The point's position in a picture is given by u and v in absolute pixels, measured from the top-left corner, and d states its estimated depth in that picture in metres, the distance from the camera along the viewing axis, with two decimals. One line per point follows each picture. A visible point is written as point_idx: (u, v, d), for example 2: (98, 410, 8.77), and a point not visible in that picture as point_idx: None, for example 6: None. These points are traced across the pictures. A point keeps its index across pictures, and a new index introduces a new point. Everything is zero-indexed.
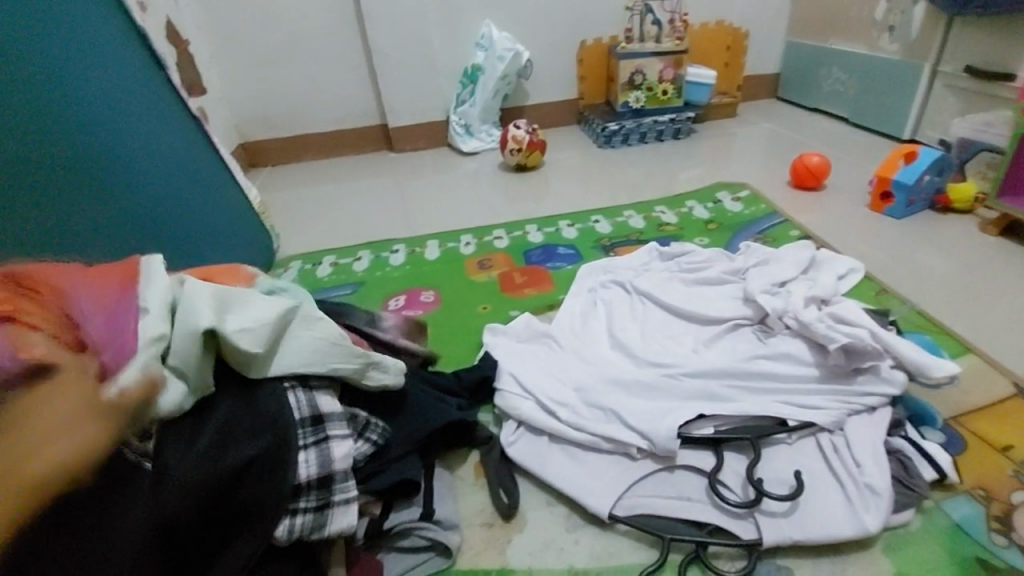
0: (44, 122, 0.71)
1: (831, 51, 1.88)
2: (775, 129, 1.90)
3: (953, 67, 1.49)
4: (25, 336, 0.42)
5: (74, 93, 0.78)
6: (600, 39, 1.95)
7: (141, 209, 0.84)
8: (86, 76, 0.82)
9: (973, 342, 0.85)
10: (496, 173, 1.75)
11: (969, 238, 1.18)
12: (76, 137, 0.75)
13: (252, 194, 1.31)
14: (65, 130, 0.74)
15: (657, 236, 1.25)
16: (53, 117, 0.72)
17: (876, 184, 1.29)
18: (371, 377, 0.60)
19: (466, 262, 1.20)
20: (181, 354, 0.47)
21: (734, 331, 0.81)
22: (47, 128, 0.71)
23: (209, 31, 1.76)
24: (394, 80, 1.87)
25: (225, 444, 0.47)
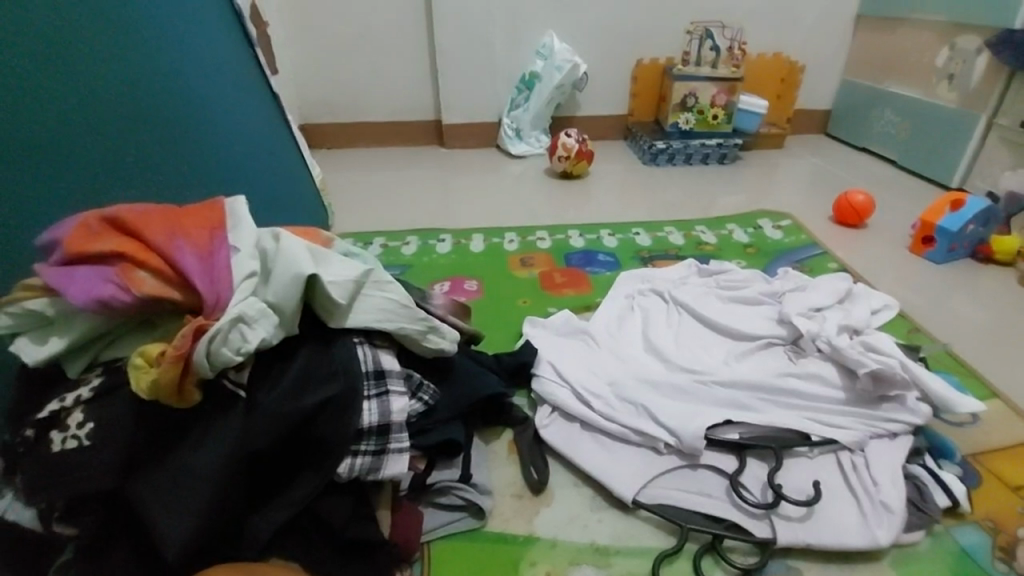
0: (150, 76, 0.78)
1: (886, 93, 1.89)
2: (821, 164, 1.92)
3: (1011, 119, 1.51)
4: (133, 274, 0.48)
5: (177, 55, 0.85)
6: (657, 59, 1.99)
7: (224, 166, 0.91)
8: (188, 42, 0.89)
9: (1002, 388, 0.87)
10: (542, 178, 1.81)
11: (1008, 290, 1.18)
12: (175, 93, 0.83)
13: (314, 171, 1.39)
14: (166, 87, 0.81)
15: (696, 254, 1.29)
16: (158, 73, 0.80)
17: (919, 228, 1.30)
18: (429, 344, 0.66)
19: (509, 258, 1.26)
20: (281, 294, 0.51)
21: (765, 349, 0.84)
22: (152, 81, 0.78)
23: (287, 17, 1.86)
24: (454, 78, 1.95)
25: (303, 384, 0.53)
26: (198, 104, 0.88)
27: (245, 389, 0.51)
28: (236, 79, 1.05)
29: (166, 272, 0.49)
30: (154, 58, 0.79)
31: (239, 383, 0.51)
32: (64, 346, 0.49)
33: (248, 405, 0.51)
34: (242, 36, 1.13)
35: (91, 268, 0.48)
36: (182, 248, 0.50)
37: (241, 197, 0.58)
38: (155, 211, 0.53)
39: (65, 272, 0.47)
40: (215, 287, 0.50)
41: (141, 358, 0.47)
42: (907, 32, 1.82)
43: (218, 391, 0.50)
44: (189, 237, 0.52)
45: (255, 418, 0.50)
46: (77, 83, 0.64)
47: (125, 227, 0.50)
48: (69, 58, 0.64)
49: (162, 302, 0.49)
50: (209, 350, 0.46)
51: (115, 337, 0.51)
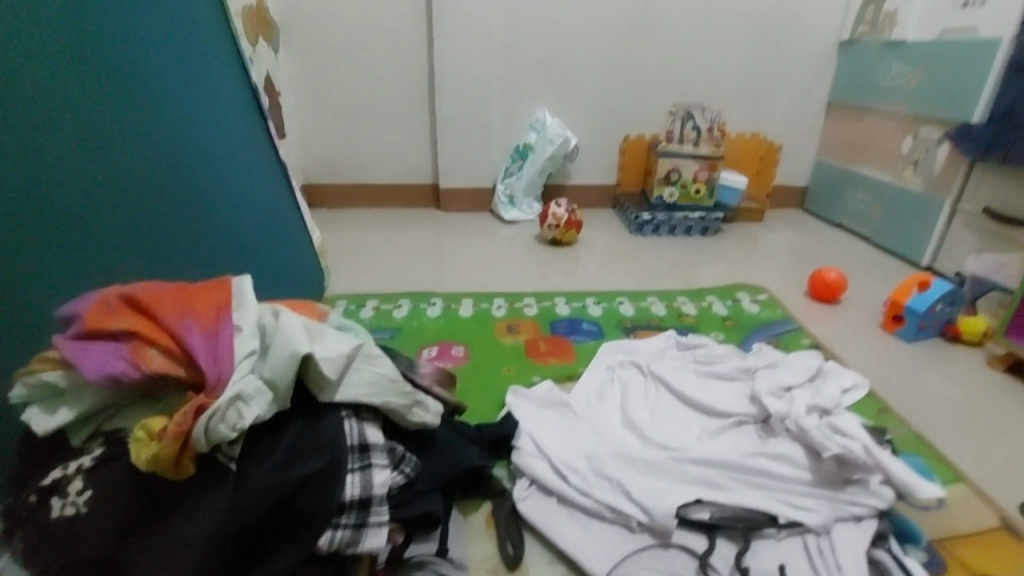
0: (171, 151, 0.86)
1: (857, 175, 2.02)
2: (799, 238, 2.01)
3: (972, 205, 1.60)
4: (144, 351, 0.52)
5: (198, 134, 0.93)
6: (643, 136, 2.13)
7: (224, 237, 0.97)
8: (207, 123, 0.97)
9: (966, 470, 0.90)
10: (532, 244, 1.88)
11: (975, 370, 1.23)
12: (188, 171, 0.89)
13: (313, 232, 1.46)
14: (181, 165, 0.88)
15: (677, 325, 1.34)
16: (175, 153, 0.87)
17: (889, 306, 1.37)
18: (412, 417, 0.69)
19: (496, 324, 1.30)
20: (275, 371, 0.54)
21: (737, 427, 0.88)
22: (167, 161, 0.85)
23: (298, 86, 1.99)
24: (451, 147, 2.06)
25: (291, 457, 0.56)
26: (208, 180, 0.94)
27: (235, 462, 0.54)
28: (249, 152, 1.13)
29: (175, 350, 0.53)
30: (173, 139, 0.87)
31: (230, 456, 0.54)
32: (73, 416, 0.52)
33: (237, 477, 0.53)
34: (256, 112, 1.23)
35: (106, 343, 0.52)
36: (191, 329, 0.55)
37: (248, 276, 0.63)
38: (168, 289, 0.58)
39: (81, 346, 0.51)
40: (219, 365, 0.54)
41: (144, 431, 0.49)
42: (874, 120, 1.96)
43: (210, 464, 0.53)
44: (197, 317, 0.56)
45: (243, 491, 0.52)
46: (100, 164, 0.72)
47: (141, 306, 0.55)
48: (88, 141, 0.71)
49: (167, 378, 0.53)
50: (207, 428, 0.49)
51: (120, 409, 0.54)
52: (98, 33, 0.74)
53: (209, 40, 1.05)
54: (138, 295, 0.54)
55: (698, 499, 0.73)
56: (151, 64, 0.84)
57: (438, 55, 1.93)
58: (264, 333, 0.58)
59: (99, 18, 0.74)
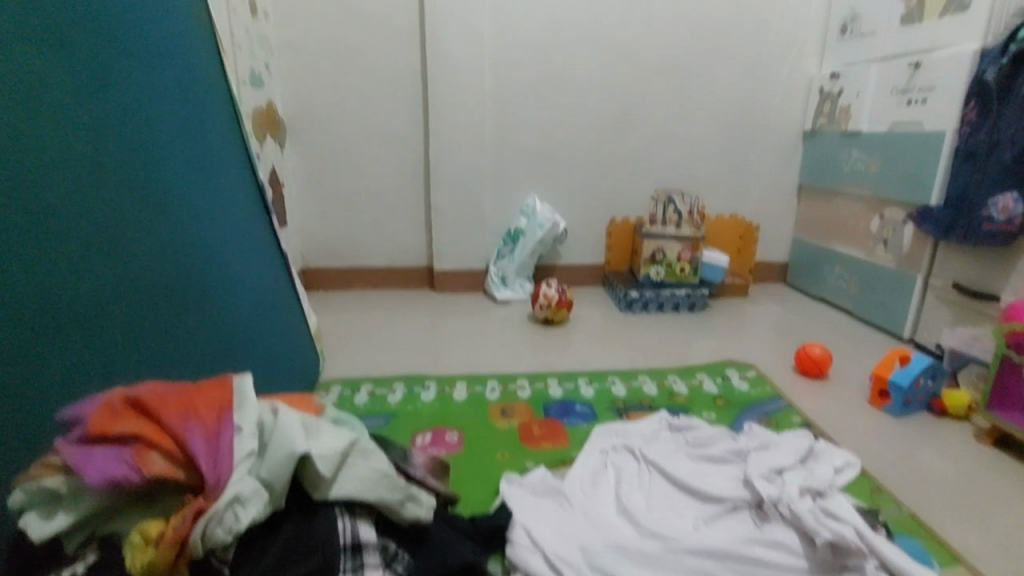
0: (173, 246, 0.92)
1: (832, 252, 2.12)
2: (784, 313, 2.07)
3: (942, 281, 1.68)
4: (146, 455, 0.54)
5: (203, 230, 1.00)
6: (628, 218, 2.25)
7: (222, 325, 1.01)
8: (213, 220, 1.04)
9: (964, 553, 0.89)
10: (525, 323, 1.93)
11: (965, 445, 1.24)
12: (189, 266, 0.95)
13: (311, 318, 1.50)
14: (181, 261, 0.93)
15: (668, 404, 1.36)
16: (177, 250, 0.93)
17: (874, 381, 1.40)
18: (405, 513, 0.69)
19: (490, 407, 1.31)
20: (273, 472, 0.56)
21: (731, 513, 0.88)
22: (169, 259, 0.91)
23: (302, 178, 2.11)
24: (446, 231, 2.16)
25: (286, 558, 0.56)
26: (207, 272, 1.00)
27: (228, 566, 0.54)
28: (251, 245, 1.19)
29: (176, 454, 0.55)
30: (176, 238, 0.93)
31: (224, 560, 0.54)
32: (70, 523, 0.52)
33: None
34: (259, 204, 1.30)
35: (110, 448, 0.53)
36: (193, 431, 0.56)
37: (249, 374, 0.66)
38: (172, 391, 0.60)
39: (84, 451, 0.53)
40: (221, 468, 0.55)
41: (140, 537, 0.50)
42: (842, 201, 2.09)
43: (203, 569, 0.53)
44: (200, 418, 0.58)
45: None
46: (104, 264, 0.78)
47: (146, 409, 0.57)
48: (93, 246, 0.76)
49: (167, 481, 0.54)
50: (203, 534, 0.50)
51: (116, 513, 0.55)
52: (112, 150, 0.82)
53: (219, 145, 1.15)
54: (145, 398, 0.56)
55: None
56: (162, 172, 0.92)
57: (433, 149, 2.07)
58: (264, 431, 0.60)
59: (115, 136, 0.83)
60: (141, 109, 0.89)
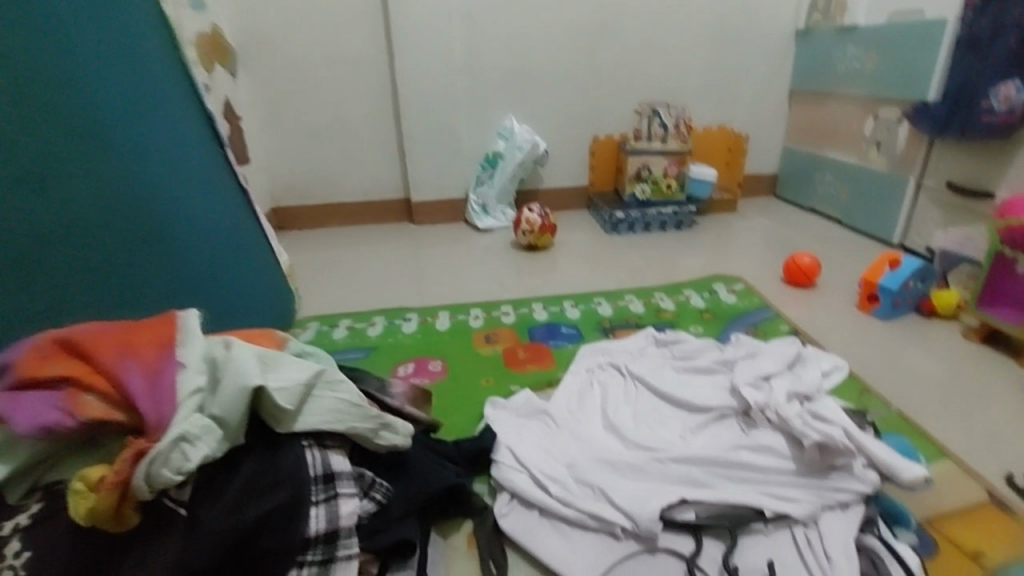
0: (120, 181, 0.84)
1: (823, 159, 2.04)
2: (772, 225, 2.03)
3: (935, 182, 1.62)
4: (80, 398, 0.49)
5: (151, 164, 0.92)
6: (611, 135, 2.13)
7: (186, 267, 0.96)
8: (157, 152, 0.95)
9: (949, 446, 0.89)
10: (508, 251, 1.87)
11: (952, 343, 1.23)
12: (135, 203, 0.87)
13: (282, 256, 1.43)
14: (127, 197, 0.85)
15: (655, 322, 1.33)
16: (123, 186, 0.84)
17: (863, 287, 1.37)
18: (379, 440, 0.66)
19: (474, 335, 1.28)
20: (227, 407, 0.51)
21: (718, 421, 0.87)
22: (115, 195, 0.83)
23: (260, 110, 1.96)
24: (420, 159, 2.04)
25: (249, 494, 0.53)
26: (164, 209, 0.93)
27: (186, 506, 0.51)
28: (206, 180, 1.10)
29: (113, 395, 0.50)
30: (119, 172, 0.84)
31: (179, 500, 0.51)
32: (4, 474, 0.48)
33: (187, 522, 0.50)
34: (208, 130, 1.19)
35: (39, 393, 0.48)
36: (130, 369, 0.51)
37: (196, 309, 0.59)
38: (107, 328, 0.54)
39: (12, 398, 0.48)
40: (162, 408, 0.50)
41: (83, 483, 0.46)
42: (835, 104, 1.98)
43: (157, 510, 0.50)
44: (138, 355, 0.52)
45: (194, 536, 0.49)
46: (42, 201, 0.71)
47: (77, 350, 0.51)
48: (24, 181, 0.68)
49: (107, 424, 0.50)
50: (148, 473, 0.46)
51: (57, 461, 0.51)
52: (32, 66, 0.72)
53: (160, 66, 1.03)
54: (72, 338, 0.51)
55: (684, 499, 0.72)
56: (92, 95, 0.82)
57: (399, 69, 1.91)
58: (214, 366, 0.55)
59: (31, 49, 0.73)
60: (58, 21, 0.78)
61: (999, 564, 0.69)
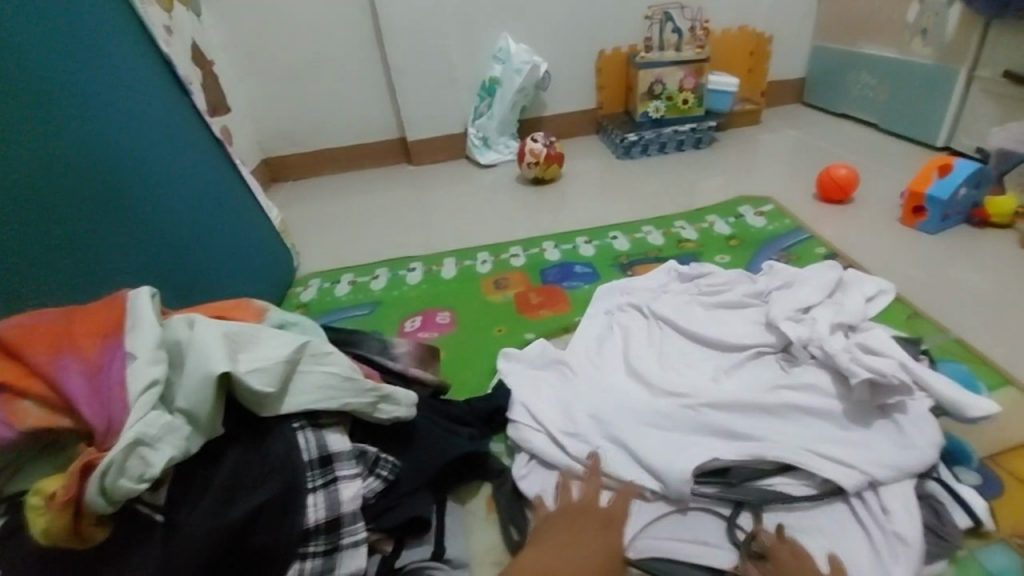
0: (74, 147, 0.79)
1: (858, 56, 1.82)
2: (801, 136, 1.85)
3: (990, 71, 1.43)
4: (15, 406, 0.43)
5: (103, 128, 0.87)
6: (620, 48, 1.93)
7: (158, 234, 0.92)
8: (111, 111, 0.90)
9: (1013, 373, 0.80)
10: (514, 187, 1.74)
11: (1010, 254, 1.11)
12: (99, 167, 0.83)
13: (273, 212, 1.34)
14: (84, 153, 0.81)
15: (677, 253, 1.23)
16: (82, 148, 0.81)
17: (908, 198, 1.23)
18: (379, 414, 0.60)
19: (482, 281, 1.20)
20: (193, 399, 0.47)
21: (754, 360, 0.79)
22: (73, 156, 0.79)
23: (233, 52, 1.78)
24: (411, 93, 1.87)
25: (233, 491, 0.48)
26: (124, 174, 0.88)
27: (162, 511, 0.46)
28: (170, 142, 1.05)
29: (51, 398, 0.44)
30: (70, 132, 0.80)
31: (155, 505, 0.46)
32: None
33: (167, 527, 0.46)
34: (174, 84, 1.14)
35: None
36: (71, 366, 0.46)
37: (148, 290, 0.54)
38: (47, 321, 0.48)
39: None
40: (114, 407, 0.45)
41: (38, 496, 0.42)
42: None
43: (132, 519, 0.45)
44: (77, 351, 0.47)
45: (175, 543, 0.45)
46: None
47: (9, 350, 0.45)
48: None
49: (54, 431, 0.44)
50: (103, 487, 0.41)
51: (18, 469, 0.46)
52: None
53: (100, 19, 0.95)
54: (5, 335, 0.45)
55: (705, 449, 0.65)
56: (24, 45, 0.76)
57: None
58: (178, 349, 0.50)
59: None
60: None
61: None
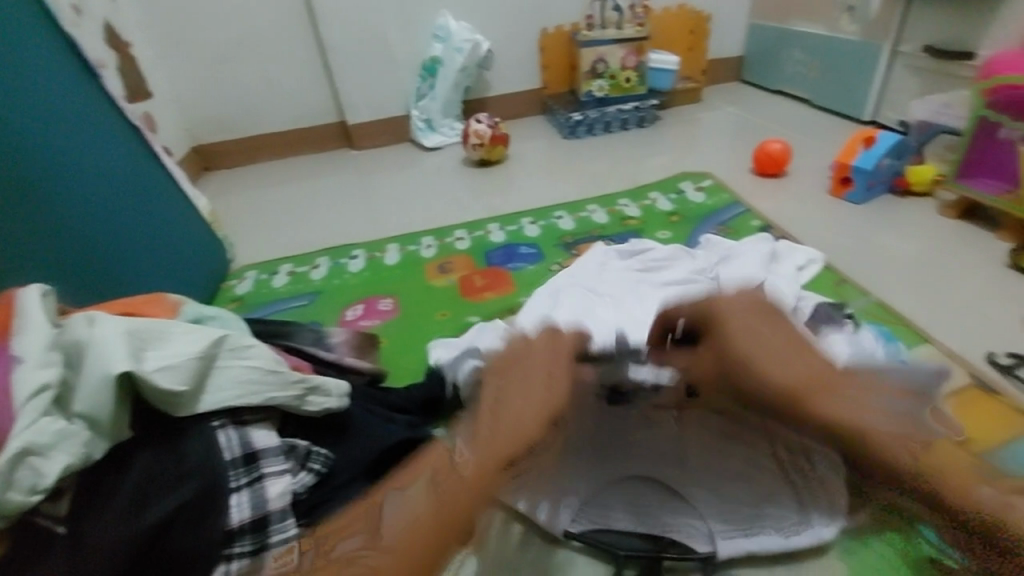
0: None
1: (791, 33, 1.87)
2: (739, 113, 1.89)
3: (912, 47, 1.50)
4: None
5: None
6: (562, 26, 1.91)
7: (69, 228, 0.85)
8: (7, 95, 0.82)
9: (928, 332, 0.86)
10: (459, 169, 1.71)
11: (927, 220, 1.18)
12: None
13: (201, 202, 1.27)
14: None
15: (620, 231, 1.24)
16: None
17: (837, 169, 1.28)
18: (308, 407, 0.58)
19: (426, 266, 1.17)
20: (93, 402, 0.43)
21: None
22: None
23: (151, 31, 1.65)
24: (349, 74, 1.80)
25: (145, 496, 0.45)
26: (25, 164, 0.81)
27: (65, 523, 0.43)
28: (81, 127, 0.96)
29: None
30: None
31: (56, 516, 0.42)
32: None
33: (72, 539, 0.42)
34: (84, 69, 1.03)
35: None
36: None
37: (38, 289, 0.49)
38: None
39: None
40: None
41: None
42: None
43: (29, 533, 0.42)
44: None
45: (82, 555, 0.42)
46: None
47: None
48: None
49: None
50: None
51: None
52: None
53: None
54: None
55: (656, 405, 0.64)
56: None
57: None
58: (75, 349, 0.46)
59: None
60: None
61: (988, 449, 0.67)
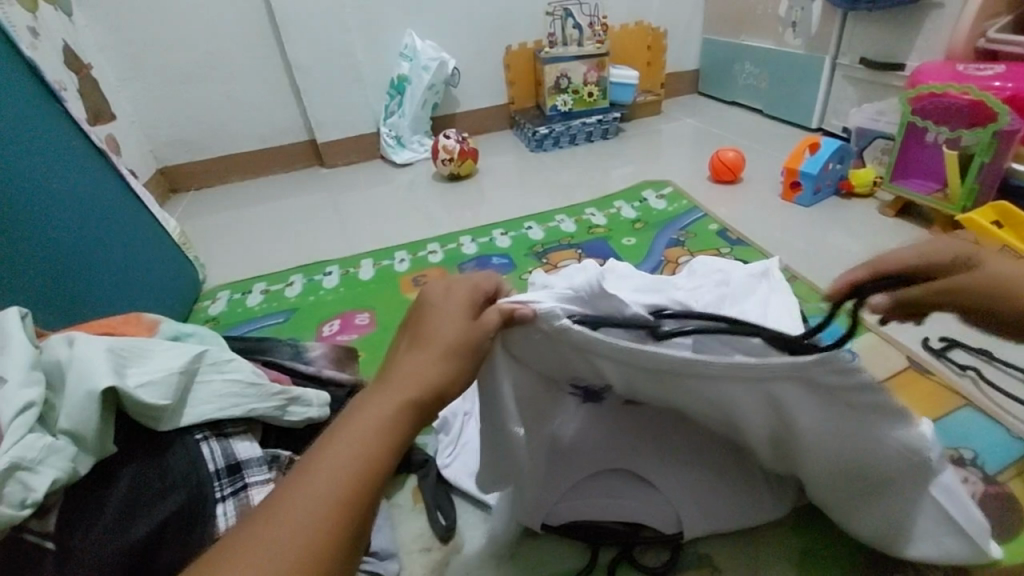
0: None
1: (742, 47, 1.97)
2: (697, 124, 1.98)
3: (849, 59, 1.60)
4: None
5: None
6: (525, 43, 1.97)
7: (36, 254, 0.85)
8: None
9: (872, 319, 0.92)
10: (430, 184, 1.74)
11: (871, 218, 1.26)
12: None
13: (171, 224, 1.26)
14: None
15: (587, 239, 1.29)
16: None
17: (786, 175, 1.36)
18: (289, 420, 0.60)
19: (400, 280, 1.20)
20: (77, 419, 0.45)
21: None
22: None
23: (113, 55, 1.65)
24: (317, 94, 1.81)
25: (132, 509, 0.46)
26: None
27: (52, 538, 0.43)
28: (45, 152, 0.96)
29: None
30: None
31: (43, 532, 0.43)
32: None
33: (60, 553, 0.43)
34: (40, 86, 1.02)
35: None
36: None
37: (17, 314, 0.51)
38: None
39: None
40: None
41: None
42: None
43: (16, 551, 0.42)
44: None
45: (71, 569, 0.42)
46: None
47: None
48: None
49: None
50: None
51: None
52: None
53: None
54: None
55: None
56: None
57: None
58: (56, 370, 0.48)
59: None
60: None
61: (937, 418, 0.74)
